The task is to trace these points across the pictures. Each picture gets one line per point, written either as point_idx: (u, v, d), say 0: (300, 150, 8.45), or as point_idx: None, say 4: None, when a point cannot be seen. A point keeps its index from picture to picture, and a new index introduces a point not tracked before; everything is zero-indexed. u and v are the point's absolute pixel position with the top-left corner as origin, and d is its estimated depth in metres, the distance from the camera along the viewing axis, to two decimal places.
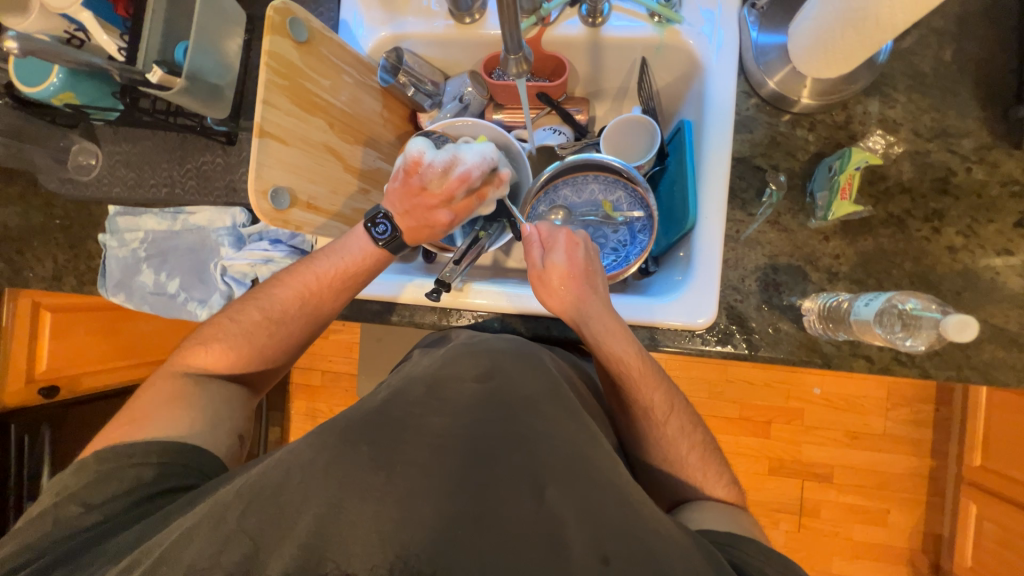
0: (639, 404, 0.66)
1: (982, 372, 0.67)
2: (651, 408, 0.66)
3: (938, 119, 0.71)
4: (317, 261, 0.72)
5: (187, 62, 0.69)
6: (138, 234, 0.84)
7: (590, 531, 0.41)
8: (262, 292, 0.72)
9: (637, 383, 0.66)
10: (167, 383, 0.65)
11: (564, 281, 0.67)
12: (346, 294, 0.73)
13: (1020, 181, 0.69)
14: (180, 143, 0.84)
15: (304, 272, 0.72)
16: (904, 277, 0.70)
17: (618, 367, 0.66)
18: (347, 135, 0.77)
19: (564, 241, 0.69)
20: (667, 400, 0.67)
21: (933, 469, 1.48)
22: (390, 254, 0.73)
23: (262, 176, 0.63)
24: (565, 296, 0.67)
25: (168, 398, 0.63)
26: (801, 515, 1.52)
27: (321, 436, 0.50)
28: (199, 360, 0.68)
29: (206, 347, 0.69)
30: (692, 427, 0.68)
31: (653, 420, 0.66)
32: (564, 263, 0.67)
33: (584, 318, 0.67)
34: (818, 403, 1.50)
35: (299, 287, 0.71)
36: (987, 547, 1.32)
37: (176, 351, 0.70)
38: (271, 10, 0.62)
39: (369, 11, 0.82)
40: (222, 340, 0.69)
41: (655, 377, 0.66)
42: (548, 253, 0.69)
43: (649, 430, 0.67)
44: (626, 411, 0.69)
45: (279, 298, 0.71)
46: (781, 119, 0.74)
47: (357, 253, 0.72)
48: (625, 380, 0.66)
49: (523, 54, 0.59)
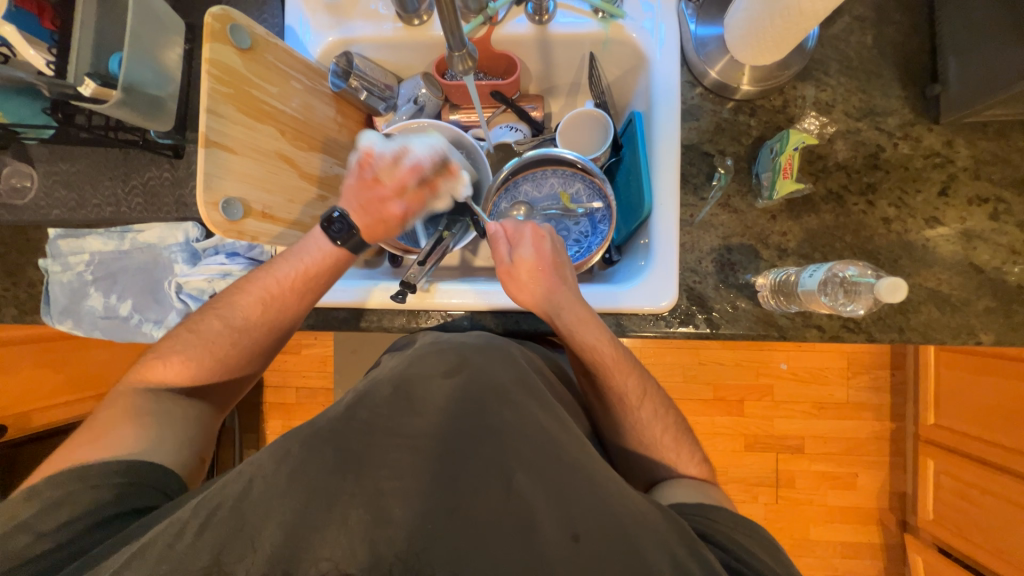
0: (614, 392, 0.68)
1: (922, 333, 0.72)
2: (626, 395, 0.68)
3: (865, 100, 0.76)
4: (276, 267, 0.71)
5: (123, 74, 0.66)
6: (83, 256, 0.81)
7: (562, 516, 0.44)
8: (219, 302, 0.70)
9: (610, 371, 0.67)
10: (120, 402, 0.62)
11: (533, 274, 0.68)
12: (308, 297, 0.71)
13: (941, 153, 0.74)
14: (123, 159, 0.80)
15: (262, 279, 0.70)
16: (847, 249, 0.74)
17: (592, 356, 0.67)
18: (300, 142, 0.76)
19: (531, 235, 0.70)
20: (640, 385, 0.69)
21: (894, 430, 1.57)
22: (349, 254, 0.72)
23: (212, 188, 0.61)
24: (535, 289, 0.68)
25: (124, 415, 0.60)
26: (778, 486, 1.58)
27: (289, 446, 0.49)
28: (156, 376, 0.65)
29: (162, 363, 0.66)
30: (665, 411, 0.69)
31: (627, 406, 0.68)
32: (532, 257, 0.68)
33: (555, 311, 0.68)
34: (785, 377, 1.57)
35: (259, 294, 0.70)
36: (946, 499, 1.42)
37: (131, 370, 0.67)
38: (209, 17, 0.60)
39: (315, 16, 0.81)
40: (181, 352, 0.67)
41: (628, 364, 0.68)
42: (516, 248, 0.70)
43: (624, 417, 0.68)
44: (602, 400, 0.70)
45: (239, 308, 0.69)
46: (725, 106, 0.78)
47: (317, 257, 0.71)
48: (599, 369, 0.67)
49: (467, 51, 0.60)
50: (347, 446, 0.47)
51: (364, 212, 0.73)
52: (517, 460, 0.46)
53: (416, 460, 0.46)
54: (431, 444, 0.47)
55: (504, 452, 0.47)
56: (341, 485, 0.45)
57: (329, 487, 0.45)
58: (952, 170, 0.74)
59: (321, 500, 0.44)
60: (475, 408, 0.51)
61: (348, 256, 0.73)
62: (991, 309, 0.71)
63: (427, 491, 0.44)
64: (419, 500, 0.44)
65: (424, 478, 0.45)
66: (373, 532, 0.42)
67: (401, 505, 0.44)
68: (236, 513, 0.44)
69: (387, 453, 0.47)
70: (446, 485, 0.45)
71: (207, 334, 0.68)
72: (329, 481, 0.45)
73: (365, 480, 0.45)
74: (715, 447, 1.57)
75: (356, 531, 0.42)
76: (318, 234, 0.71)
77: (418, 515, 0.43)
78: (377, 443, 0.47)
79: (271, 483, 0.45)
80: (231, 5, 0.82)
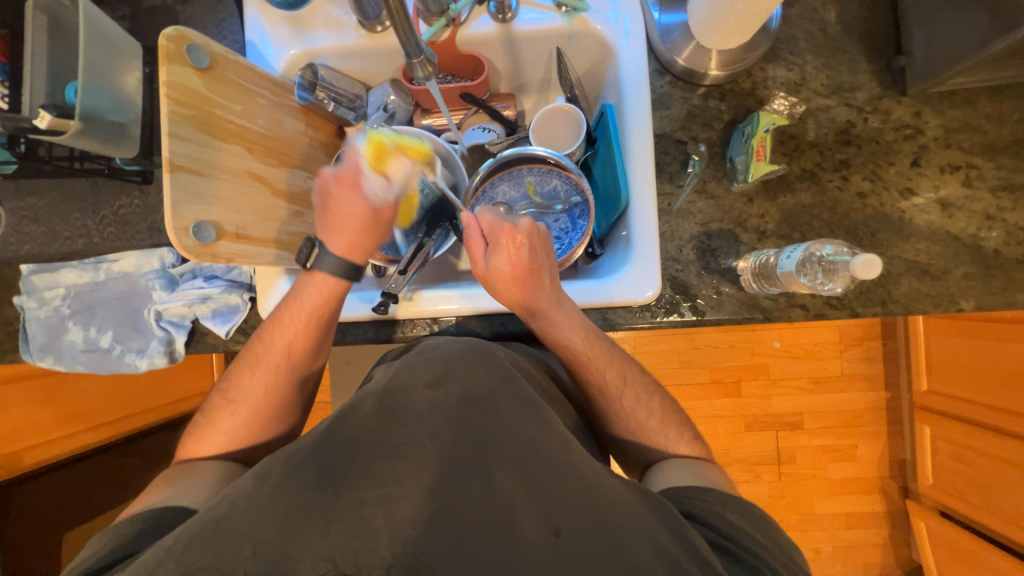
0: (594, 383, 0.69)
1: (903, 304, 0.73)
2: (605, 385, 0.68)
3: (833, 77, 0.76)
4: (284, 319, 0.71)
5: (80, 103, 0.65)
6: (59, 290, 0.78)
7: (542, 511, 0.44)
8: (239, 367, 0.71)
9: (589, 364, 0.67)
10: (168, 471, 0.66)
11: (507, 283, 0.63)
12: (325, 330, 0.72)
13: (910, 125, 0.75)
14: (91, 189, 0.79)
15: (271, 334, 0.71)
16: (825, 227, 0.74)
17: (567, 352, 0.68)
18: (270, 158, 0.74)
19: (505, 241, 0.62)
20: (620, 374, 0.69)
21: (889, 400, 1.59)
22: (347, 281, 0.72)
23: (181, 213, 0.59)
24: (510, 295, 0.65)
25: (168, 479, 0.64)
26: (780, 463, 1.60)
27: (271, 468, 0.49)
28: (198, 447, 0.68)
29: (208, 433, 0.69)
30: (648, 396, 0.69)
31: (609, 397, 0.69)
32: (506, 267, 0.62)
33: (536, 309, 0.65)
34: (779, 355, 1.58)
35: (280, 345, 0.71)
36: (944, 464, 1.43)
37: (180, 446, 0.70)
38: (163, 39, 0.59)
39: (276, 30, 0.80)
40: (221, 422, 0.69)
41: (606, 357, 0.68)
42: (492, 252, 0.64)
43: (607, 405, 0.69)
44: (584, 389, 0.71)
45: (266, 362, 0.71)
46: (694, 93, 0.78)
47: (314, 297, 0.71)
48: (575, 362, 0.68)
49: (426, 57, 0.59)
50: (330, 457, 0.47)
51: (347, 226, 0.70)
52: (497, 460, 0.47)
53: (399, 466, 0.46)
54: (414, 454, 0.47)
55: (484, 454, 0.47)
56: (324, 498, 0.45)
57: (312, 502, 0.45)
58: (923, 141, 0.74)
59: (302, 515, 0.44)
60: (459, 412, 0.51)
61: (345, 285, 0.72)
62: (970, 274, 0.72)
63: (411, 493, 0.45)
64: (402, 503, 0.44)
65: (406, 484, 0.45)
66: (358, 544, 0.42)
67: (383, 514, 0.44)
68: (220, 538, 0.44)
69: (371, 461, 0.47)
70: (429, 490, 0.45)
71: (240, 394, 0.70)
72: (312, 496, 0.45)
73: (348, 495, 0.45)
74: (715, 430, 1.59)
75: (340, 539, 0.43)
76: (314, 275, 0.71)
77: (403, 520, 0.44)
78: (360, 453, 0.48)
79: (254, 500, 0.46)
80: (190, 24, 0.81)
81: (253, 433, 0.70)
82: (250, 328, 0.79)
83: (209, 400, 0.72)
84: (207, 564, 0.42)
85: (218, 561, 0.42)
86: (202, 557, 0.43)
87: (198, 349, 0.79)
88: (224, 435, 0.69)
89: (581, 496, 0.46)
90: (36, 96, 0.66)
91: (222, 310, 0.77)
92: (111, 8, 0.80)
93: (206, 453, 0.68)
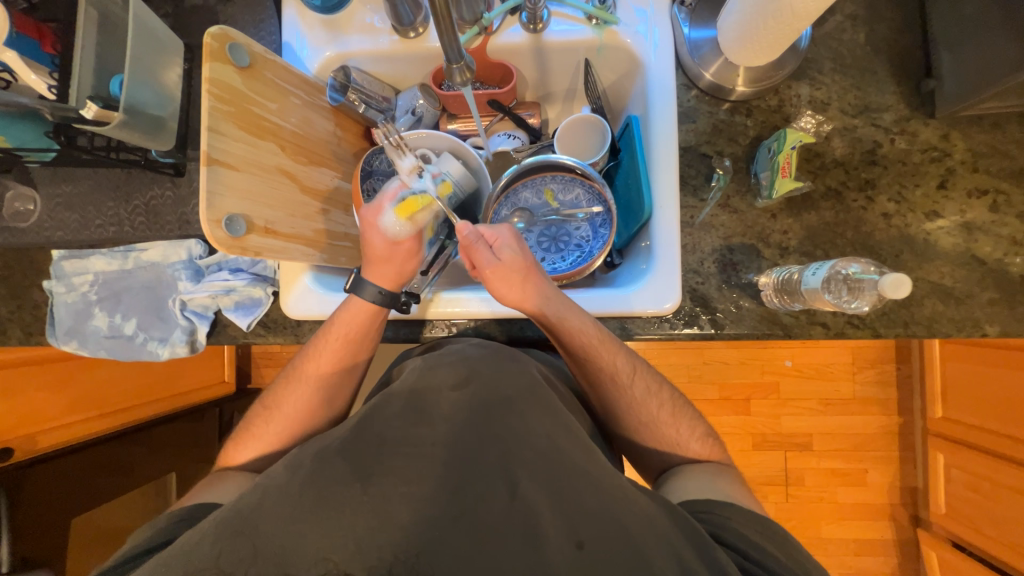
0: (606, 372, 0.67)
1: (926, 327, 0.72)
2: (617, 373, 0.67)
3: (860, 97, 0.77)
4: (321, 335, 0.72)
5: (124, 96, 0.67)
6: (87, 276, 0.80)
7: (564, 508, 0.45)
8: (283, 379, 0.73)
9: (600, 354, 0.66)
10: (209, 476, 0.68)
11: (520, 274, 0.65)
12: (362, 347, 0.73)
13: (938, 147, 0.75)
14: (125, 179, 0.81)
15: (310, 351, 0.72)
16: (848, 246, 0.74)
17: (581, 342, 0.66)
18: (300, 156, 0.76)
19: (509, 235, 0.68)
20: (629, 361, 0.68)
21: (902, 424, 1.56)
22: (383, 308, 0.72)
23: (215, 206, 0.61)
24: (523, 287, 0.65)
25: (205, 484, 0.65)
26: (788, 485, 1.57)
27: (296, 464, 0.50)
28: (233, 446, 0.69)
29: (247, 440, 0.71)
30: (657, 387, 0.69)
31: (619, 385, 0.68)
32: (517, 258, 0.66)
33: (547, 303, 0.66)
34: (790, 374, 1.56)
35: (321, 360, 0.72)
36: (958, 493, 1.40)
37: (223, 450, 0.72)
38: (208, 37, 0.61)
39: (312, 32, 0.82)
40: (261, 432, 0.71)
41: (615, 345, 0.67)
42: (498, 250, 0.66)
43: (618, 397, 0.68)
44: (594, 382, 0.69)
45: (307, 375, 0.72)
46: (720, 107, 0.78)
47: (347, 317, 0.71)
48: (588, 353, 0.67)
49: (465, 63, 0.61)
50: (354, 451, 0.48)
51: (377, 259, 0.70)
52: (522, 467, 0.47)
53: (422, 464, 0.47)
54: (436, 453, 0.48)
55: (509, 459, 0.48)
56: (350, 492, 0.46)
57: (337, 495, 0.46)
58: (950, 164, 0.74)
59: (328, 507, 0.45)
60: (482, 415, 0.51)
61: (379, 311, 0.71)
62: (995, 300, 0.71)
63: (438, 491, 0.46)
64: (423, 501, 0.45)
65: (430, 485, 0.46)
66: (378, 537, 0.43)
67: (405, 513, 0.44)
68: (242, 524, 0.45)
69: (394, 457, 0.48)
70: (451, 486, 0.46)
71: (279, 405, 0.71)
72: (335, 489, 0.46)
73: (371, 488, 0.46)
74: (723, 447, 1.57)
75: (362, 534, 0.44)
76: (351, 299, 0.70)
77: (422, 518, 0.44)
78: (385, 453, 0.49)
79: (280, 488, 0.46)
80: (229, 23, 0.84)
81: (287, 442, 0.71)
82: (271, 322, 0.80)
83: (249, 410, 0.74)
84: (237, 547, 0.43)
85: (246, 545, 0.43)
86: (228, 543, 0.43)
87: (219, 341, 0.80)
88: (261, 442, 0.70)
89: (601, 510, 0.46)
90: (83, 88, 0.68)
91: (245, 302, 0.78)
92: (155, 5, 0.83)
93: (245, 458, 0.70)
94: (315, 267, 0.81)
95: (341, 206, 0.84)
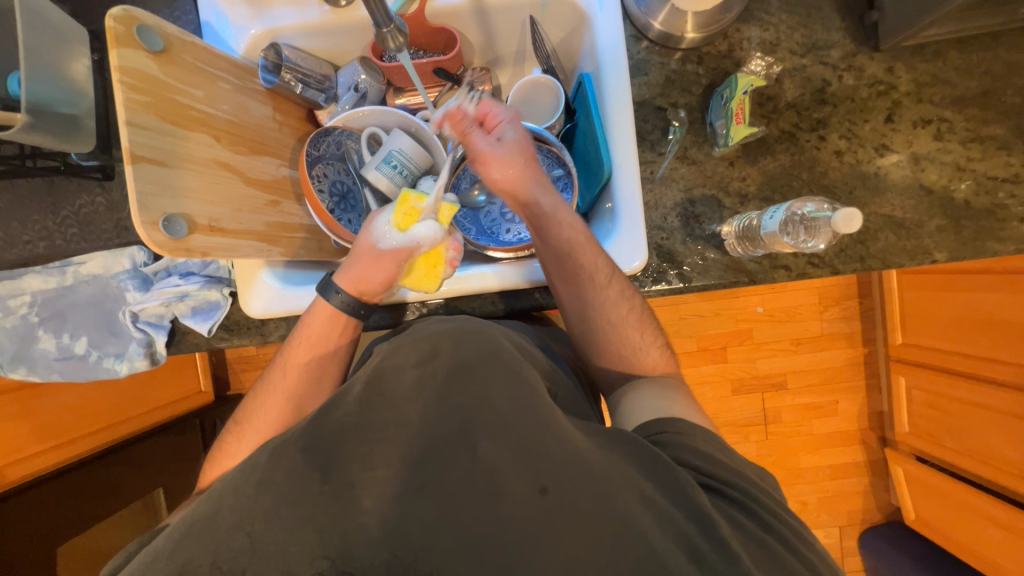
0: (586, 268, 0.67)
1: (881, 259, 0.74)
2: (595, 271, 0.67)
3: (807, 36, 0.76)
4: (291, 339, 0.71)
5: (25, 95, 0.61)
6: (24, 298, 0.74)
7: (534, 472, 0.45)
8: (258, 391, 0.70)
9: (581, 246, 0.68)
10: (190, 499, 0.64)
11: (518, 153, 0.70)
12: (335, 346, 0.71)
13: (883, 81, 0.75)
14: (49, 189, 0.74)
15: (281, 360, 0.71)
16: (804, 187, 0.75)
17: (565, 228, 0.68)
18: (238, 147, 0.71)
19: (512, 116, 0.71)
20: (608, 264, 0.68)
21: (867, 354, 1.65)
22: (351, 314, 0.71)
23: (149, 207, 0.56)
24: (517, 166, 0.69)
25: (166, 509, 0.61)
26: (766, 423, 1.66)
27: (253, 457, 0.48)
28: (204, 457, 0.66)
29: (222, 455, 0.67)
30: (631, 293, 0.69)
31: (597, 282, 0.67)
32: (517, 135, 0.70)
33: (533, 199, 0.69)
34: (763, 319, 1.62)
35: (297, 366, 0.70)
36: (919, 412, 1.50)
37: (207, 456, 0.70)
38: (110, 20, 0.54)
39: (232, 8, 0.76)
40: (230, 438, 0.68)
41: (596, 242, 0.69)
42: (499, 127, 0.70)
43: (593, 294, 0.68)
44: (568, 278, 0.68)
45: (282, 383, 0.69)
46: (671, 57, 0.77)
47: (317, 321, 0.70)
48: (572, 244, 0.68)
49: (396, 25, 0.56)
50: (323, 446, 0.47)
51: (356, 265, 0.69)
52: (483, 432, 0.47)
53: (387, 450, 0.47)
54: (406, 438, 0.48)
55: (472, 429, 0.47)
56: (319, 482, 0.45)
57: (307, 485, 0.45)
58: (896, 96, 0.75)
59: (300, 507, 0.44)
60: (447, 390, 0.50)
61: (346, 314, 0.71)
62: (942, 227, 0.74)
63: (407, 461, 0.46)
64: (389, 488, 0.45)
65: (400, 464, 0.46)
66: (353, 526, 0.44)
67: (371, 492, 0.45)
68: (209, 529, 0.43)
69: (360, 447, 0.47)
70: (423, 467, 0.46)
71: (250, 417, 0.68)
72: (307, 487, 0.45)
73: (340, 480, 0.45)
74: (704, 395, 1.63)
75: (333, 526, 0.43)
76: (320, 303, 0.70)
77: (391, 503, 0.45)
78: (348, 439, 0.47)
79: (249, 489, 0.45)
80: (138, 5, 0.76)
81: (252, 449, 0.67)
82: (233, 324, 0.76)
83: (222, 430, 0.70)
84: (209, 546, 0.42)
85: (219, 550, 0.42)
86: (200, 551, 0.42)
87: (181, 350, 0.76)
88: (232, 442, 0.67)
89: (564, 452, 0.46)
90: None
91: (202, 307, 0.75)
92: None
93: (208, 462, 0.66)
94: (271, 262, 0.77)
95: (291, 195, 0.80)
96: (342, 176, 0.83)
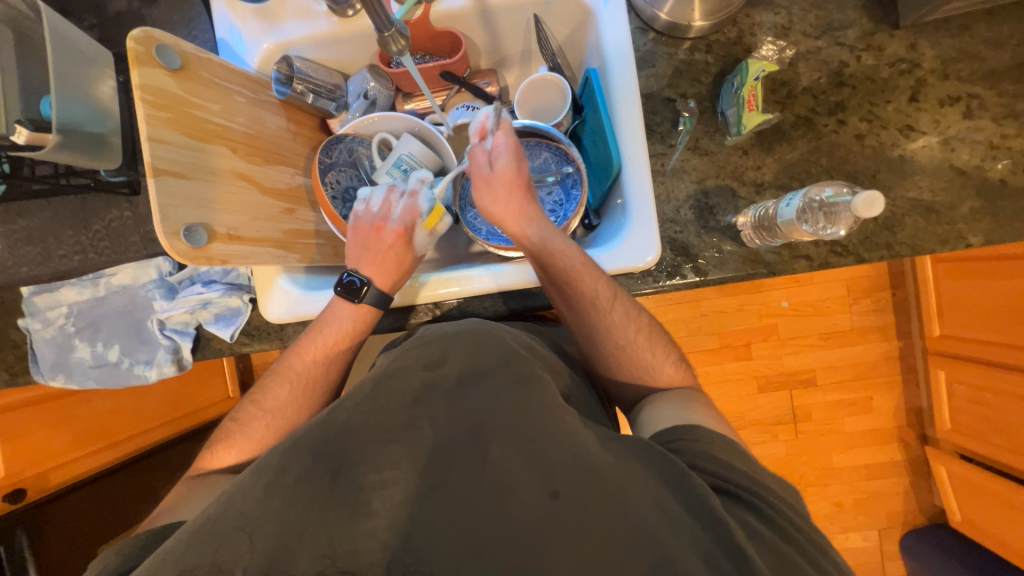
0: (587, 296, 0.66)
1: (910, 245, 0.71)
2: (597, 298, 0.66)
3: (822, 16, 0.74)
4: (312, 327, 0.73)
5: (56, 115, 0.64)
6: (62, 309, 0.79)
7: (545, 472, 0.45)
8: (273, 376, 0.72)
9: (578, 276, 0.65)
10: (186, 483, 0.65)
11: (510, 188, 0.69)
12: (354, 335, 0.74)
13: (905, 59, 0.72)
14: (82, 205, 0.78)
15: (300, 348, 0.72)
16: (824, 172, 0.72)
17: (560, 260, 0.66)
18: (254, 157, 0.73)
19: (510, 147, 0.70)
20: (610, 287, 0.67)
21: (902, 348, 1.57)
22: (373, 307, 0.73)
23: (170, 217, 0.58)
24: (509, 201, 0.70)
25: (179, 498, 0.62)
26: (795, 421, 1.60)
27: (269, 456, 0.49)
28: (225, 459, 0.68)
29: (235, 443, 0.68)
30: (637, 312, 0.67)
31: (599, 308, 0.66)
32: (510, 167, 0.69)
33: (522, 233, 0.69)
34: (788, 314, 1.57)
35: (316, 352, 0.72)
36: (961, 407, 1.42)
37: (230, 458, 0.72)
38: (131, 41, 0.56)
39: (245, 24, 0.79)
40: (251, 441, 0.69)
41: (597, 270, 0.66)
42: (494, 159, 0.70)
43: (596, 321, 0.67)
44: (570, 305, 0.68)
45: (299, 367, 0.72)
46: (680, 47, 0.76)
47: (340, 310, 0.72)
48: (569, 275, 0.65)
49: (398, 29, 0.57)
50: (336, 447, 0.48)
51: (386, 266, 0.74)
52: (494, 433, 0.48)
53: (398, 450, 0.47)
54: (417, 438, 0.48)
55: (483, 430, 0.48)
56: (333, 481, 0.46)
57: (321, 485, 0.46)
58: (920, 74, 0.72)
59: (314, 507, 0.44)
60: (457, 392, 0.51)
61: (369, 308, 0.73)
62: (977, 209, 0.70)
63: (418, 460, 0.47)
64: (401, 489, 0.46)
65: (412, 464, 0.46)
66: (367, 527, 0.44)
67: (383, 492, 0.46)
68: (229, 529, 0.44)
69: (372, 447, 0.48)
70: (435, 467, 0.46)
71: (265, 400, 0.70)
72: (321, 487, 0.45)
73: (354, 480, 0.46)
74: (728, 393, 1.59)
75: (348, 526, 0.44)
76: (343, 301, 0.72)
77: (405, 504, 0.45)
78: (361, 440, 0.48)
79: (266, 489, 0.46)
80: (159, 27, 0.80)
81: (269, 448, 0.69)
82: (254, 329, 0.78)
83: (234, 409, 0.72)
84: (225, 546, 0.43)
85: (235, 549, 0.43)
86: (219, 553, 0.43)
87: (206, 355, 0.79)
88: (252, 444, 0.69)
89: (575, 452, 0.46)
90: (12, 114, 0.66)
91: (225, 313, 0.77)
92: (78, 19, 0.80)
93: (227, 462, 0.67)
94: (288, 268, 0.79)
95: (306, 202, 0.82)
96: (355, 182, 0.85)
